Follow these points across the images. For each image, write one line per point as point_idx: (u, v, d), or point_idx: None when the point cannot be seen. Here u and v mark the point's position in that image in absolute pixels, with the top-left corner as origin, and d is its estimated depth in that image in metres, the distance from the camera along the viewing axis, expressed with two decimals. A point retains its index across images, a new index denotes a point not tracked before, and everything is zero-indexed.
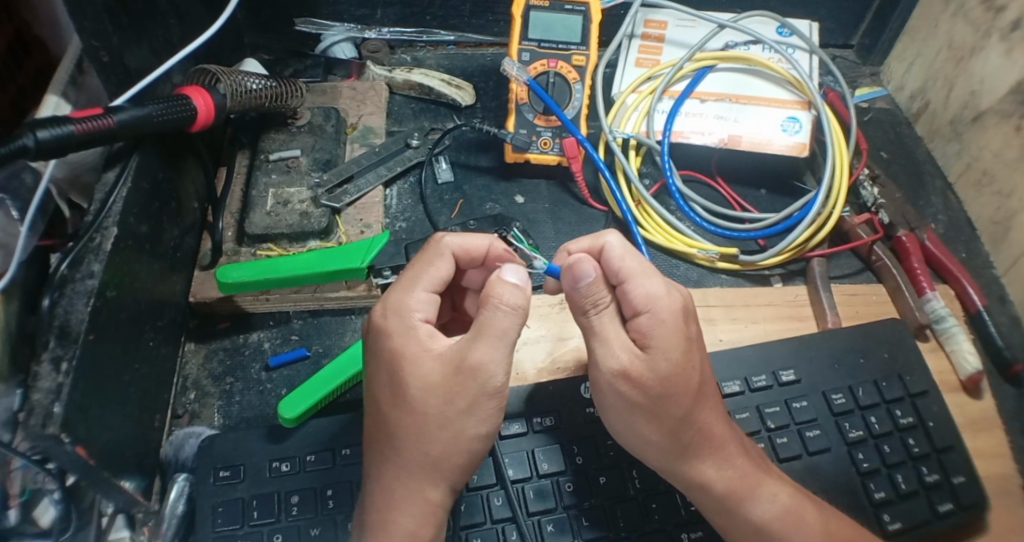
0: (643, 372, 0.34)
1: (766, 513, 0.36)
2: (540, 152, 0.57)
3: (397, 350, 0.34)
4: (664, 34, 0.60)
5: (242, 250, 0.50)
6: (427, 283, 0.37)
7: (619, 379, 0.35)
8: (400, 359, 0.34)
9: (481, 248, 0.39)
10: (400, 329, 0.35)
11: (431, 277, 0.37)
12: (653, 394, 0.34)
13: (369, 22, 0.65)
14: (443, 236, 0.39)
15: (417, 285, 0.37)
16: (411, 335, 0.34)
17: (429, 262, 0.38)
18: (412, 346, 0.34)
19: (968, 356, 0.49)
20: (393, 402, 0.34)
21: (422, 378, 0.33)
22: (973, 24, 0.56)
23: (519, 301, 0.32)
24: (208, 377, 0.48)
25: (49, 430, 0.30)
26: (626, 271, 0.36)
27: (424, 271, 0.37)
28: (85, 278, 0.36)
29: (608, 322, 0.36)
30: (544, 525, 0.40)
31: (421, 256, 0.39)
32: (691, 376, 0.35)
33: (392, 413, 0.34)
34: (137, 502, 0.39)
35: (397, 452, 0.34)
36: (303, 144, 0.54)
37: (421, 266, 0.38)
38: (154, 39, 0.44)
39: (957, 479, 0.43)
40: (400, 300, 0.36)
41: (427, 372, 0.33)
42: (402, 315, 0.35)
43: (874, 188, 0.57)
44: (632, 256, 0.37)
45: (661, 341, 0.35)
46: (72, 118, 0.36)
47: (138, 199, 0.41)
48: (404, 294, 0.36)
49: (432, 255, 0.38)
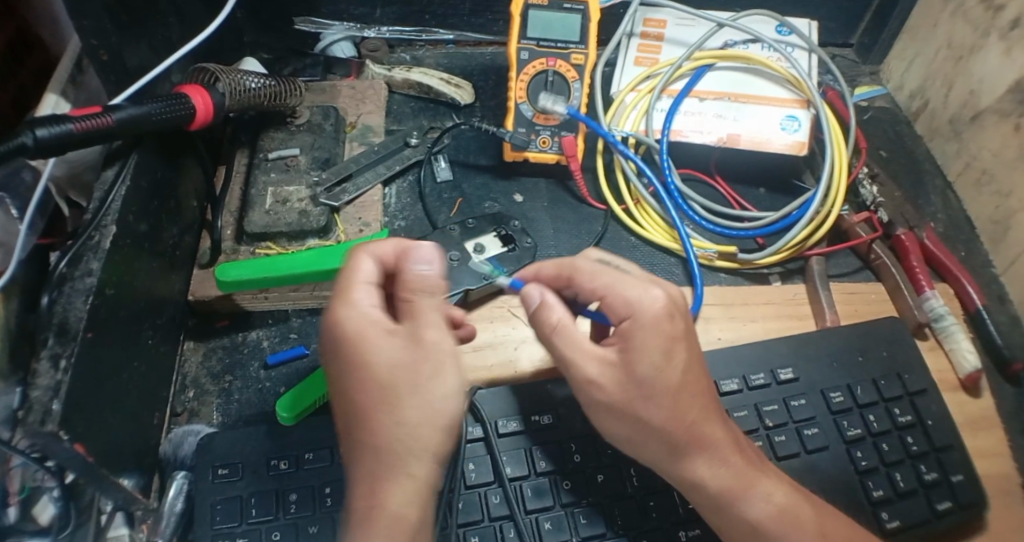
0: (617, 377, 0.36)
1: (761, 512, 0.36)
2: (539, 151, 0.57)
3: (354, 339, 0.33)
4: (663, 33, 0.60)
5: (241, 249, 0.50)
6: (363, 280, 0.36)
7: (592, 386, 0.36)
8: (359, 348, 0.33)
9: (394, 249, 0.37)
10: (351, 320, 0.34)
11: (363, 276, 0.36)
12: (630, 395, 0.35)
13: (368, 21, 0.65)
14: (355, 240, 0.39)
15: (354, 280, 0.36)
16: (363, 324, 0.34)
17: (351, 267, 0.36)
18: (369, 331, 0.33)
19: (967, 355, 0.49)
20: (360, 387, 0.33)
21: (389, 359, 0.33)
22: (972, 23, 0.56)
23: (433, 284, 0.34)
24: (206, 375, 0.48)
25: (47, 427, 0.30)
26: (601, 287, 0.37)
27: (351, 269, 0.36)
28: (84, 276, 0.36)
29: (562, 343, 0.37)
30: (542, 523, 0.40)
31: (345, 260, 0.38)
32: (671, 375, 0.35)
33: (367, 398, 0.33)
34: (135, 501, 0.39)
35: (384, 443, 0.32)
36: (302, 143, 0.54)
37: (347, 274, 0.36)
38: (154, 37, 0.44)
39: (955, 478, 0.43)
40: (344, 297, 0.35)
41: (390, 354, 0.33)
42: (352, 307, 0.34)
43: (873, 187, 0.57)
44: (603, 272, 0.38)
45: (638, 345, 0.35)
46: (72, 116, 0.36)
47: (137, 197, 0.41)
48: (343, 293, 0.35)
49: (353, 261, 0.36)
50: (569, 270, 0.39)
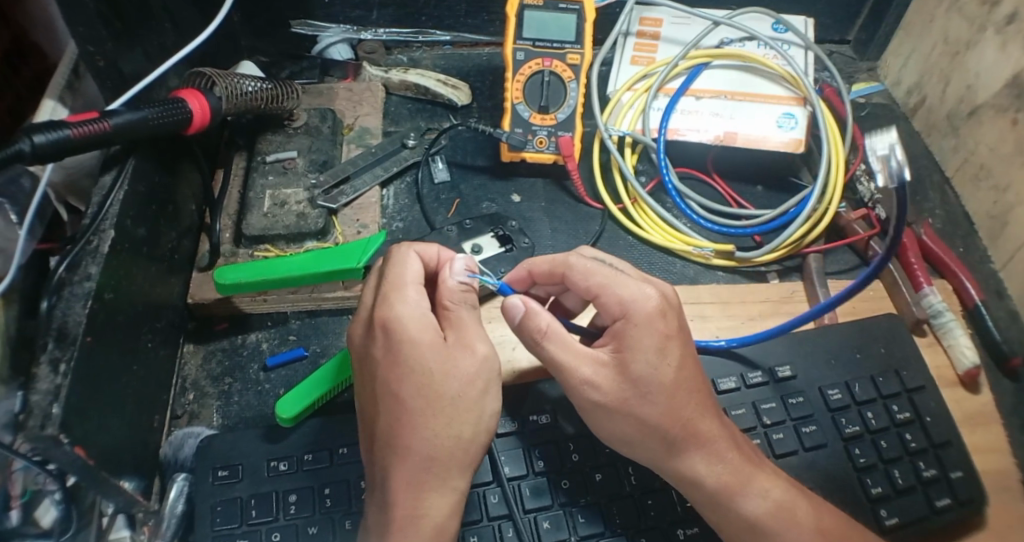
0: (610, 377, 0.36)
1: (758, 509, 0.36)
2: (536, 151, 0.57)
3: (415, 341, 0.34)
4: (659, 32, 0.60)
5: (240, 252, 0.50)
6: (413, 279, 0.37)
7: (586, 386, 0.36)
8: (421, 350, 0.34)
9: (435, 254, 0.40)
10: (414, 322, 0.35)
11: (412, 275, 0.37)
12: (625, 396, 0.36)
13: (365, 23, 0.65)
14: (399, 244, 0.40)
15: (407, 281, 0.37)
16: (426, 326, 0.35)
17: (401, 263, 0.38)
18: (429, 334, 0.35)
19: (966, 351, 0.49)
20: (409, 390, 0.34)
21: (447, 366, 0.34)
22: (969, 18, 0.56)
23: (469, 299, 0.38)
24: (206, 377, 0.49)
25: (48, 431, 0.30)
26: (596, 286, 0.38)
27: (402, 269, 0.38)
28: (83, 280, 0.36)
29: (555, 348, 0.37)
30: (540, 522, 0.40)
31: (388, 263, 0.39)
32: (666, 372, 0.36)
33: (420, 403, 0.34)
34: (136, 503, 0.39)
35: (425, 448, 0.33)
36: (299, 146, 0.54)
37: (398, 269, 0.38)
38: (149, 44, 0.45)
39: (954, 474, 0.43)
40: (399, 296, 0.36)
41: (449, 360, 0.35)
42: (412, 307, 0.36)
43: (870, 183, 0.57)
44: (597, 270, 0.38)
45: (634, 343, 0.36)
46: (69, 122, 0.36)
47: (135, 201, 0.41)
48: (398, 291, 0.36)
49: (403, 257, 0.38)
50: (561, 268, 0.39)
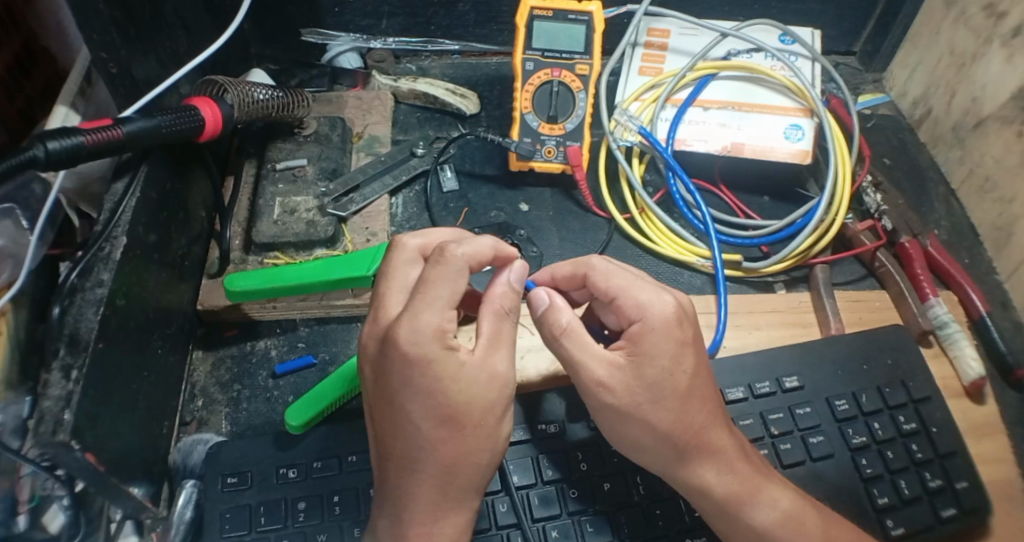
0: (627, 379, 0.35)
1: (767, 519, 0.37)
2: (545, 160, 0.57)
3: (442, 375, 0.32)
4: (667, 43, 0.61)
5: (249, 258, 0.50)
6: (448, 299, 0.33)
7: (599, 388, 0.36)
8: (443, 384, 0.32)
9: (489, 252, 0.36)
10: (439, 355, 0.32)
11: (451, 294, 0.33)
12: (639, 400, 0.35)
13: (374, 32, 0.66)
14: (452, 249, 0.34)
15: (438, 302, 0.32)
16: (451, 356, 0.32)
17: (443, 275, 0.33)
18: (455, 367, 0.32)
19: (971, 362, 0.49)
20: (426, 421, 0.32)
21: (472, 397, 0.33)
22: (974, 30, 0.57)
23: (511, 304, 0.36)
24: (215, 384, 0.49)
25: (59, 437, 0.31)
26: (615, 289, 0.38)
27: (439, 287, 0.33)
28: (94, 287, 0.36)
29: (571, 345, 0.36)
30: (548, 531, 0.40)
31: (429, 269, 0.33)
32: (680, 379, 0.36)
33: (441, 433, 0.32)
34: (144, 509, 0.40)
35: (435, 467, 0.33)
36: (309, 153, 0.54)
37: (436, 282, 0.33)
38: (161, 50, 0.45)
39: (960, 484, 0.43)
40: (428, 326, 0.32)
41: (473, 388, 0.33)
42: (437, 336, 0.32)
43: (877, 195, 0.57)
44: (619, 274, 0.38)
45: (648, 349, 0.35)
46: (82, 129, 0.36)
47: (146, 208, 0.41)
48: (428, 317, 0.32)
49: (445, 268, 0.33)
50: (583, 269, 0.40)
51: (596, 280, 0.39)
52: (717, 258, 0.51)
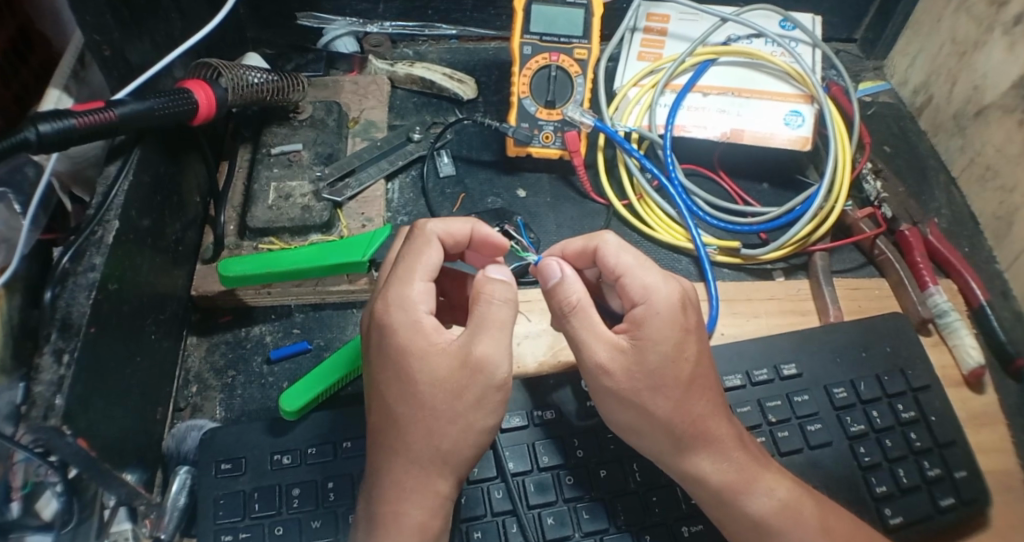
0: (627, 363, 0.35)
1: (763, 508, 0.36)
2: (542, 145, 0.57)
3: (406, 348, 0.33)
4: (667, 28, 0.60)
5: (244, 244, 0.50)
6: (423, 271, 0.35)
7: (598, 371, 0.35)
8: (408, 357, 0.33)
9: (466, 232, 0.39)
10: (407, 325, 0.34)
11: (423, 265, 0.35)
12: (637, 386, 0.35)
13: (371, 16, 0.65)
14: (425, 224, 0.38)
15: (413, 276, 0.35)
16: (421, 332, 0.34)
17: (418, 250, 0.36)
18: (421, 342, 0.33)
19: (971, 351, 0.49)
20: (396, 398, 0.33)
21: (435, 377, 0.33)
22: (975, 18, 0.56)
23: (506, 293, 0.33)
24: (209, 370, 0.49)
25: (51, 422, 0.30)
26: (621, 267, 0.37)
27: (415, 260, 0.36)
28: (87, 271, 0.36)
29: (578, 325, 0.35)
30: (545, 518, 0.40)
31: (408, 247, 0.37)
32: (681, 368, 0.35)
33: (406, 409, 0.33)
34: (138, 495, 0.39)
35: (426, 451, 0.33)
36: (304, 138, 0.54)
37: (411, 256, 0.36)
38: (156, 34, 0.44)
39: (959, 473, 0.43)
40: (401, 295, 0.34)
41: (446, 366, 0.33)
42: (406, 309, 0.34)
43: (876, 182, 0.57)
44: (628, 251, 0.37)
45: (653, 335, 0.35)
46: (74, 111, 0.36)
47: (140, 192, 0.41)
48: (402, 287, 0.35)
49: (420, 244, 0.36)
50: (594, 243, 0.38)
51: (603, 257, 0.38)
52: (694, 234, 0.51)
